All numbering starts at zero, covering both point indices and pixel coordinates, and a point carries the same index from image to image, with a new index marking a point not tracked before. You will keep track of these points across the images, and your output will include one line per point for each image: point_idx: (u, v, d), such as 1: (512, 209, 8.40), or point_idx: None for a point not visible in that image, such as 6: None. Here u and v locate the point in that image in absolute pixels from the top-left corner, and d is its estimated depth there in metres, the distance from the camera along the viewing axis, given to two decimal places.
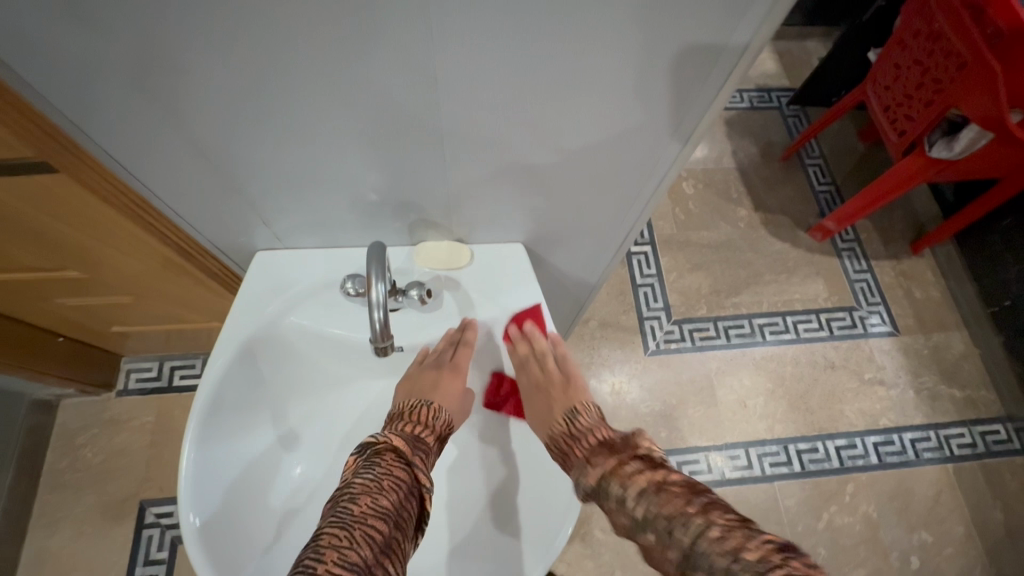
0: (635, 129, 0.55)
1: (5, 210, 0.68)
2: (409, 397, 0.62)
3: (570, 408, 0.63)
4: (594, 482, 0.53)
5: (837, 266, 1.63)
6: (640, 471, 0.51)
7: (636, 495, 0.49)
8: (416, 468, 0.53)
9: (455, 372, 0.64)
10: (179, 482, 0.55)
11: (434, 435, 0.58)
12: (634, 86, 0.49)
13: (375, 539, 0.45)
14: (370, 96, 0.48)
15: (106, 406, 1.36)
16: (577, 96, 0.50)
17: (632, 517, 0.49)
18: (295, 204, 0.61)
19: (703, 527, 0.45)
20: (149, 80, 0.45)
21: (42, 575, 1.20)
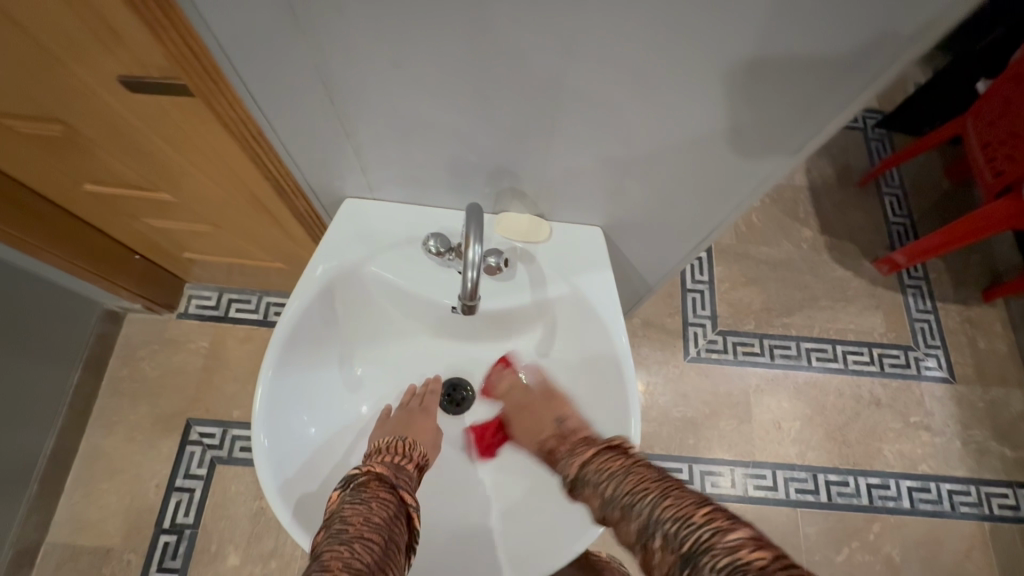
0: (751, 130, 0.55)
1: (125, 123, 0.73)
2: (386, 433, 0.63)
3: (559, 417, 0.64)
4: (574, 471, 0.56)
5: (898, 302, 1.57)
6: (606, 461, 0.55)
7: (605, 478, 0.53)
8: (400, 488, 0.54)
9: (426, 413, 0.67)
10: (255, 401, 0.60)
11: (413, 463, 0.58)
12: (765, 83, 0.49)
13: (373, 549, 0.46)
14: (503, 53, 0.48)
15: (167, 326, 1.44)
16: (706, 83, 0.50)
17: (603, 498, 0.52)
18: (397, 160, 0.63)
19: (658, 501, 0.48)
20: (301, 11, 0.46)
21: (95, 469, 1.30)
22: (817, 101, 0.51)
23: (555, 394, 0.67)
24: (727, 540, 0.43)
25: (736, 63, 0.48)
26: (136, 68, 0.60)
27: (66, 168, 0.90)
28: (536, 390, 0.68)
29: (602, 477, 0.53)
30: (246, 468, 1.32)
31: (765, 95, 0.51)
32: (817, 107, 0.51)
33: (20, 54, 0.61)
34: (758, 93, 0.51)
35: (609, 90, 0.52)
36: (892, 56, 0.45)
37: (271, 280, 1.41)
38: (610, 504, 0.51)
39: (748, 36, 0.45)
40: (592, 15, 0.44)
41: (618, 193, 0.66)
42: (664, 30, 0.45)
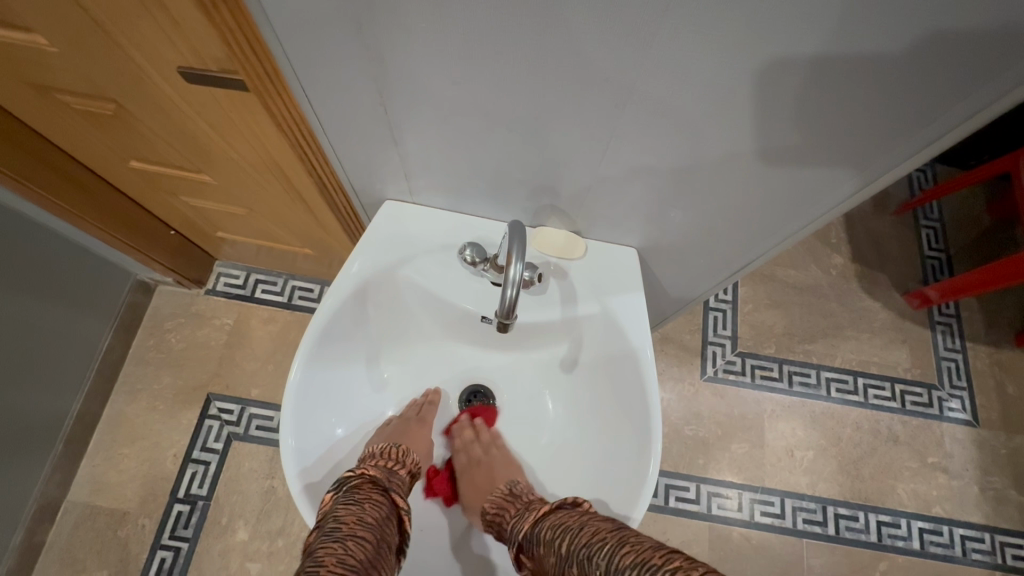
0: (807, 166, 0.55)
1: (181, 108, 0.75)
2: (382, 439, 0.64)
3: (513, 480, 0.65)
4: (528, 529, 0.55)
5: (926, 338, 1.53)
6: (563, 519, 0.53)
7: (559, 533, 0.51)
8: (393, 493, 0.56)
9: (421, 424, 0.68)
10: (285, 394, 0.61)
11: (404, 470, 0.60)
12: (829, 123, 0.49)
13: (367, 545, 0.47)
14: (564, 76, 0.48)
15: (194, 300, 1.48)
16: (769, 117, 0.49)
17: (558, 555, 0.50)
18: (444, 168, 0.63)
19: (616, 549, 0.45)
20: (369, 29, 0.46)
21: (117, 434, 1.35)
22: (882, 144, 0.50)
23: (511, 458, 0.68)
24: None
25: (804, 101, 0.47)
26: (192, 58, 0.61)
27: (112, 144, 0.92)
28: (492, 449, 0.69)
29: (556, 535, 0.52)
30: (261, 446, 1.35)
31: (828, 136, 0.50)
32: (881, 148, 0.51)
33: (87, 37, 0.63)
34: (823, 133, 0.50)
35: (670, 116, 0.51)
36: (960, 107, 0.45)
37: (297, 264, 1.43)
38: (562, 556, 0.50)
39: (818, 77, 0.45)
40: (663, 43, 0.44)
41: (658, 214, 0.66)
42: (735, 64, 0.45)
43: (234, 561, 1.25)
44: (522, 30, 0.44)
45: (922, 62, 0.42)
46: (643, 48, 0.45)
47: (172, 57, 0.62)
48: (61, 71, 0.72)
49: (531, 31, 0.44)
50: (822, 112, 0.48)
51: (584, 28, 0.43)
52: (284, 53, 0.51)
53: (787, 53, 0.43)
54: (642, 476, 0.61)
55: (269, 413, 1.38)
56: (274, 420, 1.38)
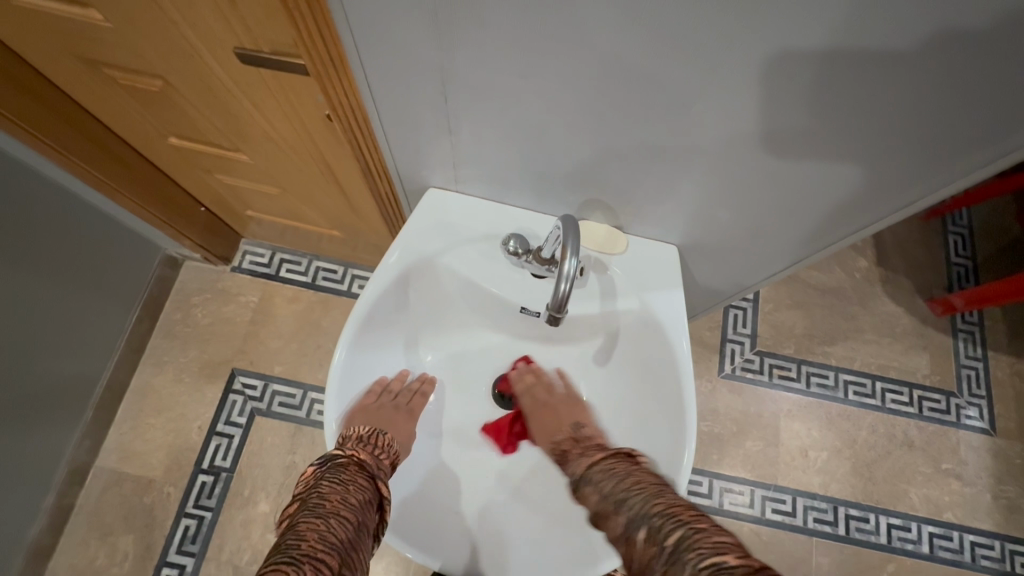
0: (864, 173, 0.55)
1: (230, 89, 0.76)
2: (366, 419, 0.63)
3: (576, 421, 0.64)
4: (582, 469, 0.55)
5: (948, 345, 1.52)
6: (632, 473, 0.51)
7: (608, 475, 0.51)
8: (378, 479, 0.56)
9: (411, 415, 0.67)
10: (329, 374, 0.63)
11: (388, 458, 0.60)
12: (894, 130, 0.49)
13: (348, 526, 0.48)
14: (629, 74, 0.49)
15: (220, 277, 1.50)
16: (835, 122, 0.49)
17: (601, 493, 0.50)
18: (495, 160, 0.64)
19: (687, 533, 0.42)
20: (443, 23, 0.46)
21: (144, 405, 1.38)
22: (947, 154, 0.50)
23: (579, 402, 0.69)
24: (710, 539, 0.41)
25: (872, 108, 0.47)
26: (248, 40, 0.62)
27: (154, 121, 0.93)
28: (558, 395, 0.69)
29: (615, 480, 0.50)
30: (283, 422, 1.37)
31: (892, 142, 0.51)
32: (946, 159, 0.51)
33: (145, 15, 0.63)
34: (886, 139, 0.50)
35: (733, 118, 0.52)
36: None
37: (322, 244, 1.44)
38: (614, 500, 0.48)
39: (891, 84, 0.45)
40: (738, 45, 0.44)
41: (703, 212, 0.66)
42: (808, 68, 0.45)
43: (254, 532, 1.28)
44: (596, 29, 0.45)
45: (1003, 73, 0.42)
46: (717, 49, 0.45)
47: (228, 38, 0.63)
48: (113, 47, 0.73)
49: (606, 29, 0.44)
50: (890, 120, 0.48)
51: (661, 27, 0.43)
52: (352, 43, 0.51)
53: (864, 59, 0.43)
54: (674, 472, 0.62)
55: (291, 390, 1.40)
56: (296, 397, 1.41)
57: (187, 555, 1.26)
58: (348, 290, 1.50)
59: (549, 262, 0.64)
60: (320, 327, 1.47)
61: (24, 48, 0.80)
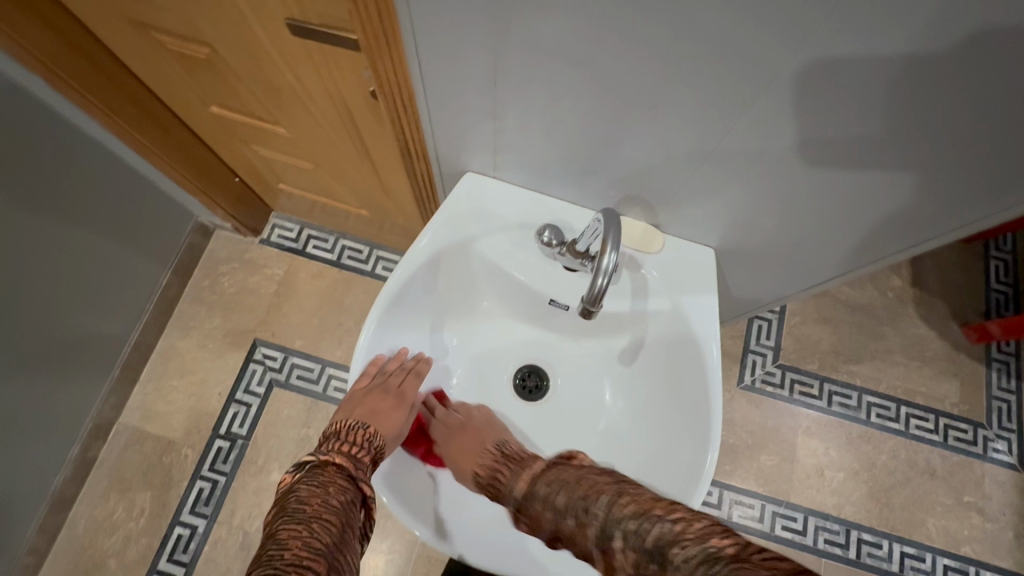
0: (928, 188, 0.52)
1: (277, 61, 0.76)
2: (348, 415, 0.62)
3: (500, 441, 0.63)
4: (525, 485, 0.54)
5: (980, 375, 1.47)
6: (553, 474, 0.53)
7: (553, 489, 0.51)
8: (359, 478, 0.54)
9: (399, 401, 0.64)
10: (356, 350, 0.65)
11: (370, 453, 0.58)
12: (967, 144, 0.47)
13: (332, 529, 0.47)
14: (685, 68, 0.47)
15: (249, 248, 1.52)
16: (905, 131, 0.47)
17: (555, 509, 0.50)
18: (538, 149, 0.63)
19: (614, 500, 0.46)
20: (501, 7, 0.46)
21: (167, 367, 1.42)
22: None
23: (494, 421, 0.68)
24: (694, 529, 0.41)
25: (947, 119, 0.45)
26: (296, 10, 0.62)
27: (198, 90, 0.95)
28: (474, 416, 0.68)
29: (546, 487, 0.52)
30: (300, 396, 1.39)
31: (965, 158, 0.48)
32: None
33: None
34: (959, 153, 0.48)
35: (794, 120, 0.50)
36: None
37: (349, 222, 1.45)
38: (546, 503, 0.51)
39: (972, 93, 0.42)
40: (811, 39, 0.42)
41: (745, 217, 0.65)
42: (881, 72, 0.43)
43: (265, 500, 1.31)
44: (660, 16, 0.43)
45: None
46: (786, 43, 0.43)
47: (278, 8, 0.63)
48: (164, 12, 0.74)
49: (672, 15, 0.43)
50: (958, 134, 0.46)
51: (730, 17, 0.42)
52: (408, 21, 0.51)
53: (946, 65, 0.41)
54: (695, 479, 0.61)
55: (310, 365, 1.42)
56: (314, 372, 1.42)
57: (199, 517, 1.29)
58: (372, 271, 1.51)
59: (583, 255, 0.63)
60: (342, 305, 1.48)
61: (78, 9, 0.81)
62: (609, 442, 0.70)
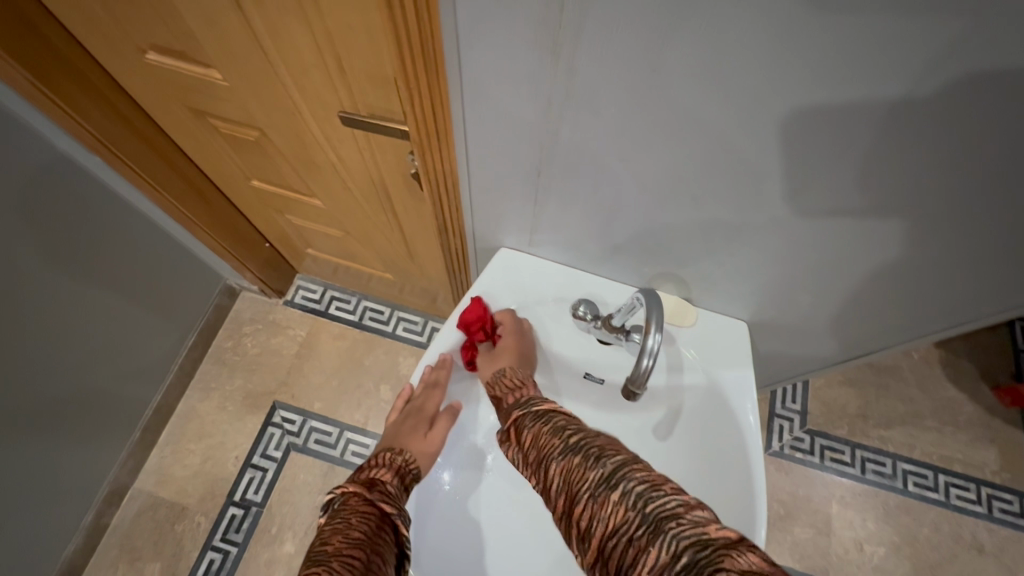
0: (965, 267, 0.54)
1: (323, 143, 0.81)
2: (381, 443, 0.67)
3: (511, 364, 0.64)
4: (546, 409, 0.54)
5: (1018, 441, 1.41)
6: (572, 416, 0.53)
7: (572, 428, 0.51)
8: (378, 500, 0.55)
9: (418, 415, 0.68)
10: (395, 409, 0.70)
11: (393, 471, 0.60)
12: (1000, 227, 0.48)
13: (356, 560, 0.46)
14: (712, 156, 0.51)
15: (273, 309, 1.55)
16: (938, 215, 0.49)
17: (566, 443, 0.49)
18: (575, 226, 0.65)
19: (630, 462, 0.45)
20: (552, 104, 0.50)
21: (186, 429, 1.41)
22: None
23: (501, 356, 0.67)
24: (693, 515, 0.40)
25: (979, 208, 0.47)
26: (347, 101, 0.67)
27: (242, 165, 1.00)
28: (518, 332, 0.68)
29: (562, 420, 0.52)
30: (316, 460, 1.37)
31: (996, 239, 0.49)
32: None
33: (261, 75, 0.70)
34: (992, 239, 0.49)
35: (827, 207, 0.52)
36: None
37: (371, 284, 1.48)
38: (558, 432, 0.50)
39: (1001, 188, 0.44)
40: (835, 135, 0.45)
41: (775, 291, 0.66)
42: (905, 164, 0.45)
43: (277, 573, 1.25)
44: (693, 113, 0.47)
45: None
46: (821, 138, 0.46)
47: (333, 100, 0.68)
48: (222, 102, 0.80)
49: (710, 113, 0.46)
50: (988, 218, 0.47)
51: (764, 114, 0.45)
52: (463, 115, 0.55)
53: (974, 161, 0.43)
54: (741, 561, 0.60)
55: (328, 428, 1.41)
56: (331, 436, 1.40)
57: None
58: (393, 331, 1.53)
59: (618, 329, 0.65)
60: (362, 366, 1.48)
61: (139, 97, 0.88)
62: None
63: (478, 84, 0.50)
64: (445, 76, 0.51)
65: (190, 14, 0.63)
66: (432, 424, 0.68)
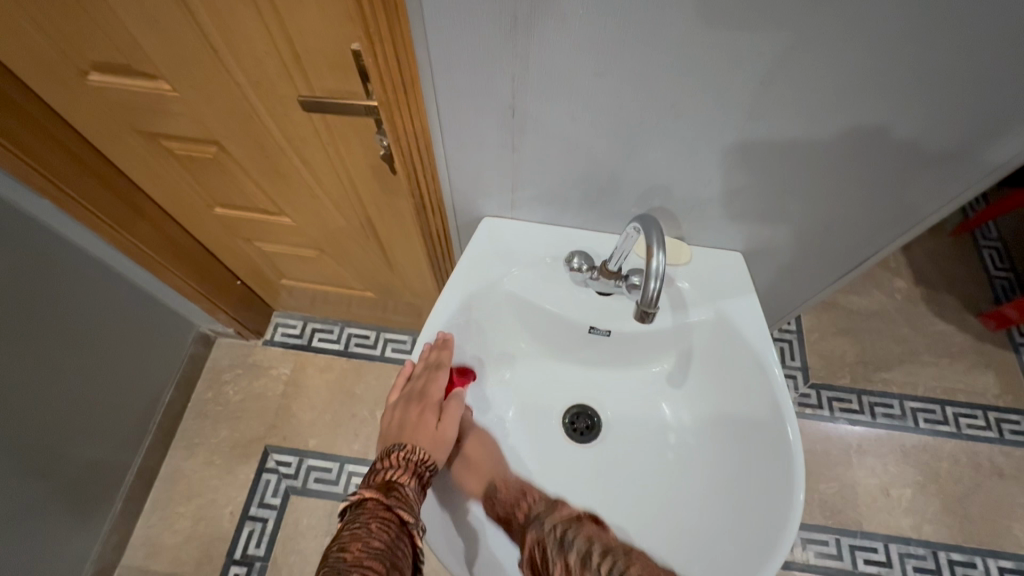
0: (940, 139, 0.55)
1: (287, 148, 0.79)
2: (388, 441, 0.60)
3: (492, 482, 0.63)
4: (563, 529, 0.58)
5: (1012, 361, 1.44)
6: (590, 531, 0.60)
7: (603, 551, 0.56)
8: (397, 507, 0.51)
9: (422, 402, 0.62)
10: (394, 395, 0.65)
11: (409, 472, 0.55)
12: (961, 93, 0.51)
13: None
14: (684, 66, 0.50)
15: (252, 351, 1.48)
16: (909, 84, 0.50)
17: (599, 571, 0.53)
18: (557, 170, 0.65)
19: None
20: (519, 36, 0.49)
21: (173, 492, 1.31)
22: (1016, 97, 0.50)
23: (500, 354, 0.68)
24: None
25: (942, 74, 0.49)
26: (305, 86, 0.65)
27: (203, 191, 0.97)
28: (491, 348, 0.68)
29: (583, 544, 0.57)
30: (320, 500, 1.28)
31: (965, 99, 0.51)
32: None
33: (210, 78, 0.68)
34: (961, 103, 0.51)
35: (803, 100, 0.53)
36: None
37: (352, 309, 1.43)
38: (586, 566, 0.54)
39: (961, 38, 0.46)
40: (802, 18, 0.45)
41: (770, 205, 0.66)
42: (869, 34, 0.46)
43: None
44: (661, 19, 0.47)
45: None
46: (790, 29, 0.46)
47: (291, 89, 0.67)
48: (174, 116, 0.77)
49: (684, 20, 0.46)
50: (954, 76, 0.49)
51: (735, 14, 0.45)
52: (428, 65, 0.54)
53: (934, 17, 0.44)
54: (783, 521, 0.56)
55: (327, 465, 1.33)
56: (332, 472, 1.33)
57: None
58: (381, 355, 1.48)
59: (617, 275, 0.64)
60: (355, 395, 1.42)
61: (87, 130, 0.84)
62: (684, 460, 0.67)
63: (440, 24, 0.50)
64: (405, 20, 0.51)
65: (127, 16, 0.60)
66: (441, 412, 0.62)
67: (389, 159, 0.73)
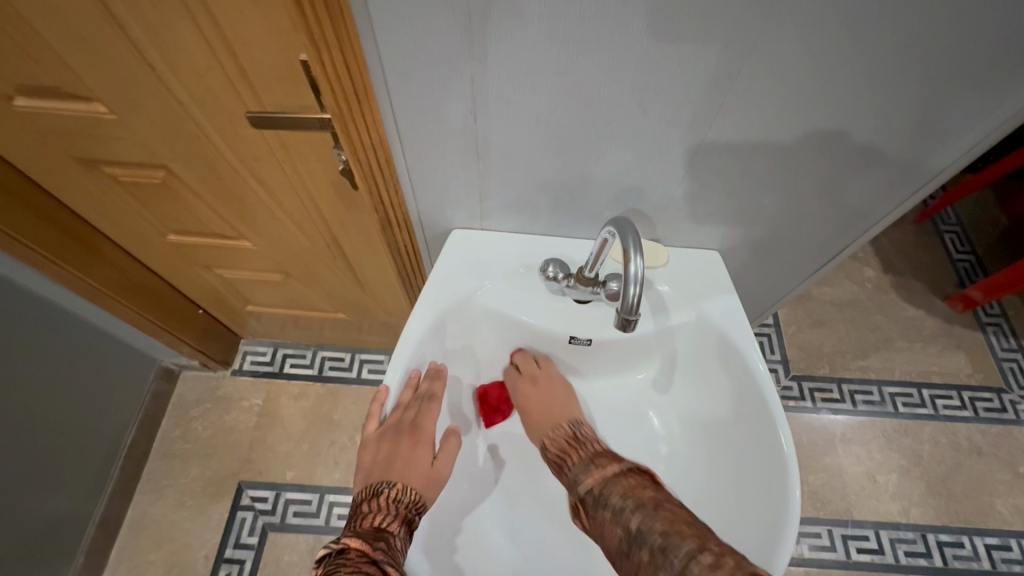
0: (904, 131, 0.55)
1: (240, 167, 0.75)
2: (370, 482, 0.56)
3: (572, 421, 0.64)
4: (592, 484, 0.54)
5: (980, 341, 1.48)
6: (628, 481, 0.52)
7: (626, 500, 0.50)
8: (383, 561, 0.47)
9: (415, 437, 0.59)
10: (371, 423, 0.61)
11: (399, 518, 0.53)
12: (922, 89, 0.50)
13: None
14: (649, 66, 0.49)
15: (220, 383, 1.41)
16: (873, 79, 0.49)
17: (626, 529, 0.48)
18: (525, 175, 0.62)
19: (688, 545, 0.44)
20: (475, 39, 0.47)
21: (139, 540, 1.22)
22: (975, 88, 0.50)
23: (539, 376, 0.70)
24: None
25: (909, 66, 0.48)
26: (253, 102, 0.62)
27: (154, 218, 0.91)
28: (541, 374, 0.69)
29: (620, 493, 0.51)
30: (300, 535, 1.22)
31: (930, 92, 0.51)
32: (987, 107, 0.52)
33: (150, 97, 0.63)
34: (922, 96, 0.51)
35: (770, 98, 0.52)
36: None
37: (324, 332, 1.38)
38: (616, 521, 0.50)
39: (923, 31, 0.45)
40: (765, 15, 0.44)
41: (742, 203, 0.66)
42: (832, 30, 0.45)
43: None
44: (622, 19, 0.45)
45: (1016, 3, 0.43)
46: (754, 27, 0.45)
47: (239, 106, 0.63)
48: (115, 140, 0.72)
49: (647, 11, 0.44)
50: (916, 70, 0.49)
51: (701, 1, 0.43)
52: (381, 72, 0.52)
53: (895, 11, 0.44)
54: (784, 519, 0.53)
55: (306, 497, 1.26)
56: (311, 504, 1.26)
57: None
58: (358, 377, 1.43)
59: (594, 281, 0.62)
60: (333, 421, 1.36)
61: (21, 160, 0.78)
62: (675, 470, 0.65)
63: (390, 30, 0.47)
64: (355, 28, 0.48)
65: (52, 35, 0.56)
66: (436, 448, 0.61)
67: (349, 175, 0.69)
